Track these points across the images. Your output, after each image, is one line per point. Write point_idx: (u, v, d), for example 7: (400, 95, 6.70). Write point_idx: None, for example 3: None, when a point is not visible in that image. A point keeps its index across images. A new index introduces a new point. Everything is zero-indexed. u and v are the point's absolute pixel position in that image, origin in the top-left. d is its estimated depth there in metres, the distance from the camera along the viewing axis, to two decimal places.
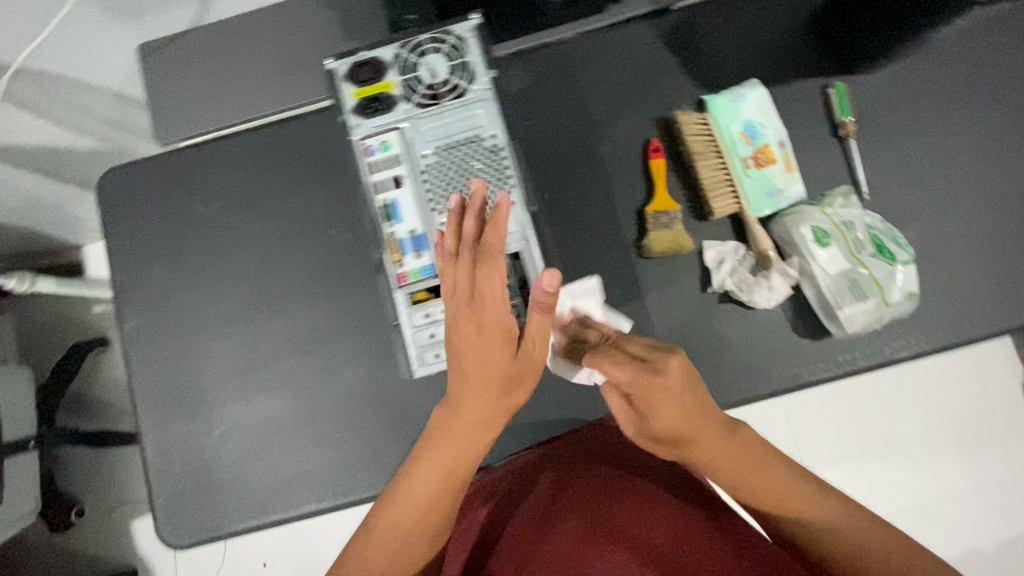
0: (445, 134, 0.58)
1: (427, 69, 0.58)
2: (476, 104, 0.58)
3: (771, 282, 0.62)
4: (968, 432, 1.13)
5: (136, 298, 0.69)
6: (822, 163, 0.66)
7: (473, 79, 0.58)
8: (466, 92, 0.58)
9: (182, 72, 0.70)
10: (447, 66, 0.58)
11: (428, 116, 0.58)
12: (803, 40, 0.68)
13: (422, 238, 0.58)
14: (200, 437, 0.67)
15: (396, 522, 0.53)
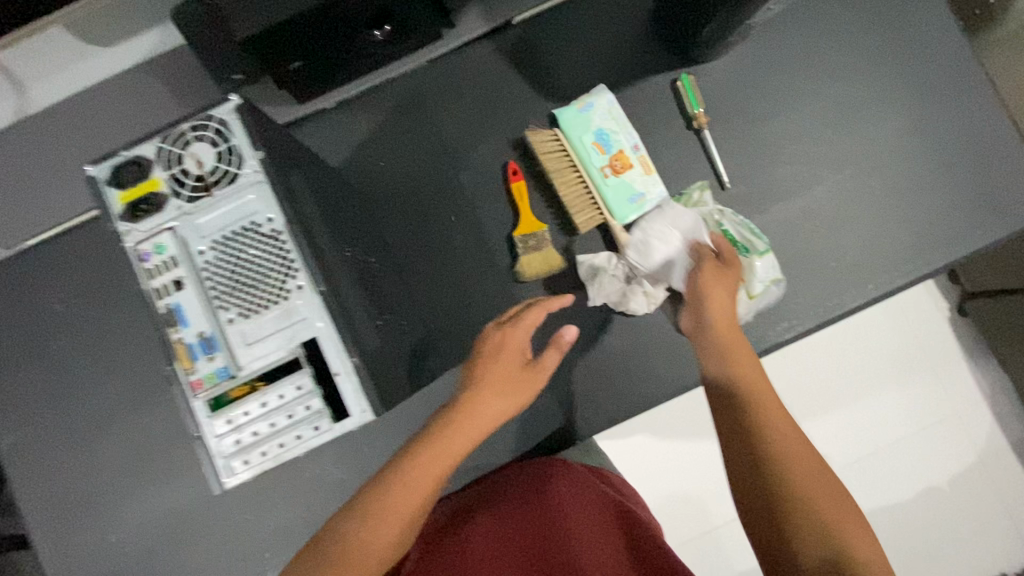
0: (223, 227, 0.41)
1: (194, 158, 0.41)
2: (254, 188, 0.41)
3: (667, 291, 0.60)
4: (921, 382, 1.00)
5: (7, 413, 0.66)
6: (681, 158, 0.65)
7: (247, 160, 0.41)
8: (240, 178, 0.41)
9: (11, 168, 0.66)
10: (216, 154, 0.41)
11: (197, 209, 0.41)
12: (645, 37, 0.67)
13: (210, 341, 0.40)
14: (98, 544, 0.64)
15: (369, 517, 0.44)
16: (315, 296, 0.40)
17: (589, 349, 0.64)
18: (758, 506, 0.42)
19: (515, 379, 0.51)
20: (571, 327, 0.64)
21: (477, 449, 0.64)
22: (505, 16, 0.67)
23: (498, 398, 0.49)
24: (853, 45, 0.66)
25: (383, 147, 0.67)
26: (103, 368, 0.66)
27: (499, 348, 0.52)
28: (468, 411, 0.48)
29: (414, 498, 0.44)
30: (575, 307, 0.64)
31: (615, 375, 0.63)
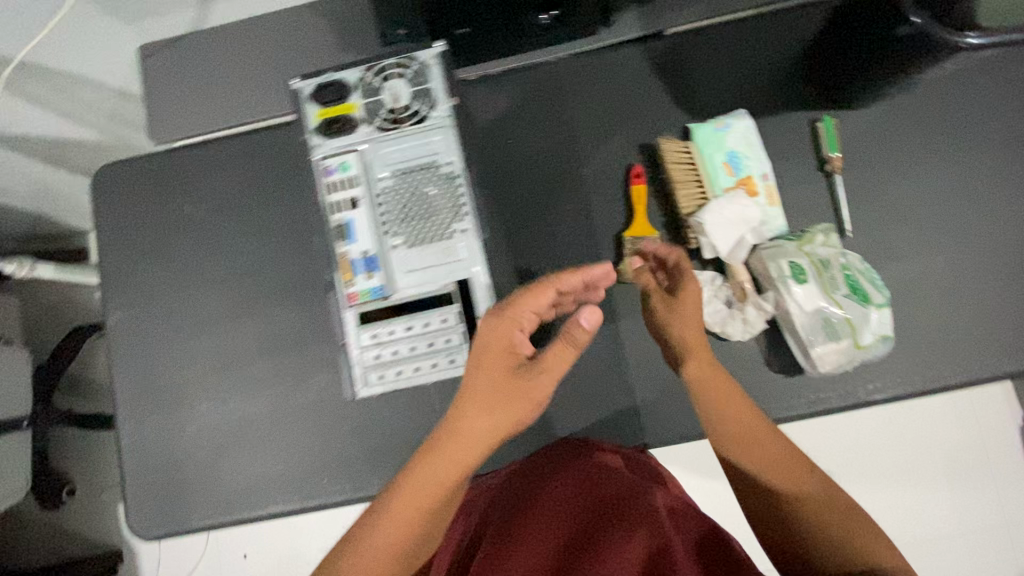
0: (404, 161, 0.52)
1: (391, 91, 0.52)
2: (437, 131, 0.52)
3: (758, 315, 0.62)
4: (971, 476, 0.96)
5: (121, 293, 0.71)
6: (805, 198, 0.65)
7: (434, 105, 0.52)
8: (429, 119, 0.52)
9: (179, 74, 0.72)
10: (411, 90, 0.52)
11: (384, 138, 0.52)
12: (795, 72, 0.67)
13: (374, 260, 0.52)
14: (173, 432, 0.68)
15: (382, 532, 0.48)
16: (471, 237, 0.51)
17: (673, 362, 0.64)
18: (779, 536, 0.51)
19: (502, 389, 0.49)
20: None
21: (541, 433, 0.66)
22: (660, 26, 0.68)
23: (486, 414, 0.48)
24: (1008, 122, 0.65)
25: (523, 121, 0.70)
26: (214, 272, 0.70)
27: (484, 346, 0.49)
28: (456, 430, 0.49)
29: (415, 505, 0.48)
30: None
31: None
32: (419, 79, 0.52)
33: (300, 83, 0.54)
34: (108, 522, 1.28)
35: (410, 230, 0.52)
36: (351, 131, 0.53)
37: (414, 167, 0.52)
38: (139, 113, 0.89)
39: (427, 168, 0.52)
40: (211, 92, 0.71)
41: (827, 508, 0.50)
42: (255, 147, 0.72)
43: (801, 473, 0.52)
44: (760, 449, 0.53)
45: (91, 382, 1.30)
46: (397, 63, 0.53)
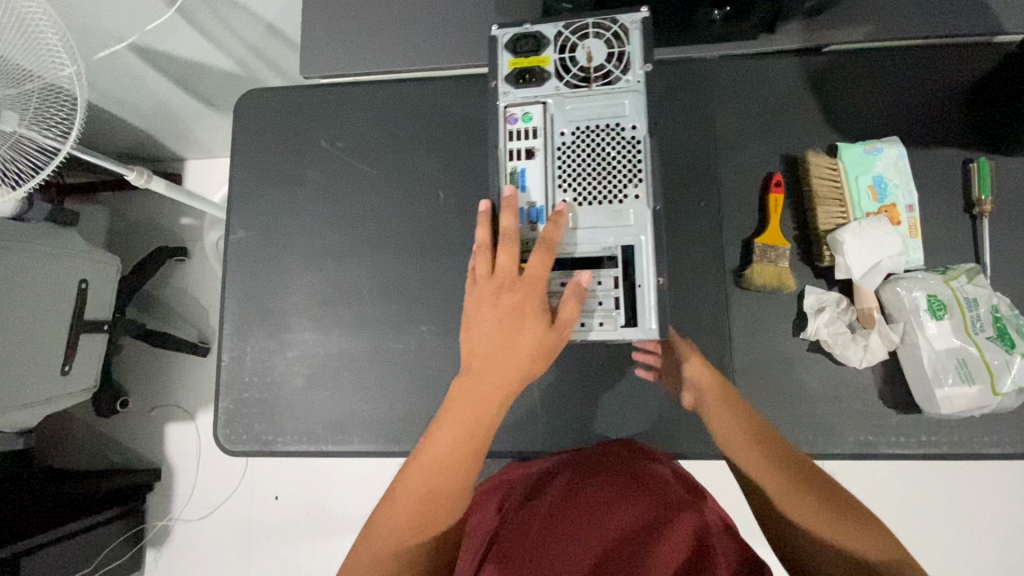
0: (589, 119, 0.54)
1: (588, 52, 0.55)
2: (625, 95, 0.54)
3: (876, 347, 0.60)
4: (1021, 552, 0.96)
5: (246, 213, 0.73)
6: (946, 237, 0.63)
7: (627, 69, 0.54)
8: (618, 81, 0.54)
9: (337, 13, 0.73)
10: (606, 54, 0.55)
11: (575, 96, 0.54)
12: (953, 111, 0.66)
13: (541, 211, 0.53)
14: (273, 355, 0.70)
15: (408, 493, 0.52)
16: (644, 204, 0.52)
17: (782, 377, 0.63)
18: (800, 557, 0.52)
19: (504, 349, 0.49)
20: (773, 349, 0.64)
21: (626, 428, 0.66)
22: (826, 40, 0.66)
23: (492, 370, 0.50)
24: None
25: (681, 112, 0.69)
26: (339, 209, 0.72)
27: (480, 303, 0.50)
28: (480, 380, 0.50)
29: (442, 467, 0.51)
30: (784, 332, 0.64)
31: (798, 412, 0.63)
32: (617, 42, 0.54)
33: (499, 31, 0.56)
34: (153, 439, 1.31)
35: (582, 185, 0.53)
36: (540, 85, 0.55)
37: (597, 127, 0.54)
38: (277, 50, 0.92)
39: (610, 129, 0.53)
40: (365, 36, 0.73)
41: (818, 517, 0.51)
42: (397, 96, 0.74)
43: (797, 489, 0.53)
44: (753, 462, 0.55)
45: (162, 303, 1.34)
46: (596, 25, 0.55)
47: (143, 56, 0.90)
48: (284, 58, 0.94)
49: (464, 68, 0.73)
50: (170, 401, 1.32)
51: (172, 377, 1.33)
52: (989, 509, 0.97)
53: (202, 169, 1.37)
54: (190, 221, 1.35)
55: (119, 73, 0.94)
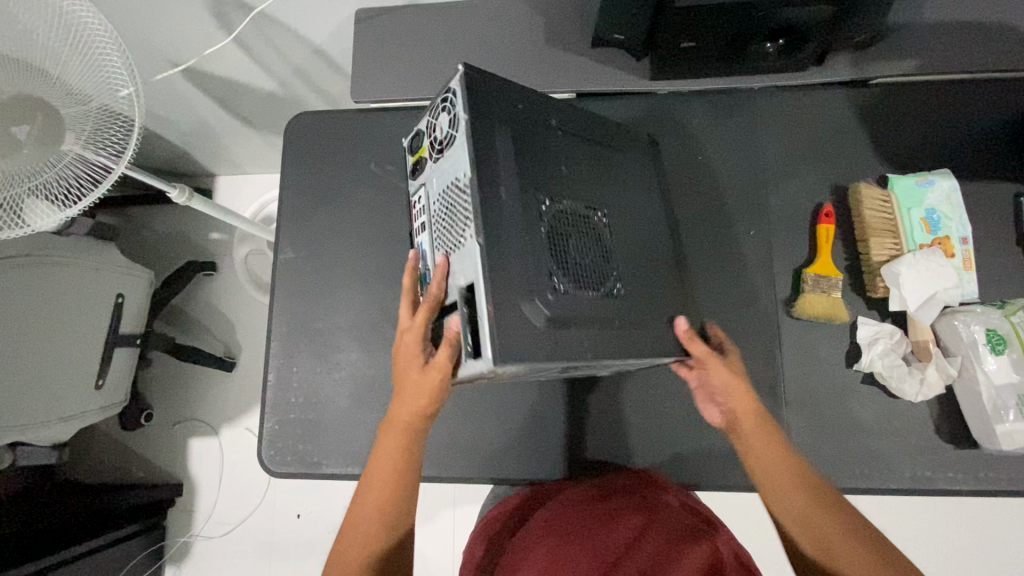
0: (444, 186, 0.52)
1: (440, 127, 0.53)
2: (455, 155, 0.49)
3: (929, 381, 0.59)
4: None
5: (295, 234, 0.74)
6: (1000, 270, 0.63)
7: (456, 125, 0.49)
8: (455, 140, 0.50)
9: (388, 40, 0.75)
10: (448, 120, 0.51)
11: (437, 170, 0.53)
12: (1003, 145, 0.66)
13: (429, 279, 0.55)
14: (319, 376, 0.70)
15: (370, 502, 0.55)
16: (474, 238, 0.46)
17: (835, 408, 0.63)
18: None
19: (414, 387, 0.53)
20: (825, 380, 0.63)
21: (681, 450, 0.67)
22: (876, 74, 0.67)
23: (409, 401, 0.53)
24: None
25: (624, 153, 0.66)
26: (388, 231, 0.73)
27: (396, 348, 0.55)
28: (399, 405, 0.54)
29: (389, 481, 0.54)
30: (836, 363, 0.63)
31: (851, 444, 0.62)
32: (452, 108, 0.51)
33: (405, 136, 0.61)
34: (175, 453, 1.30)
35: (445, 247, 0.51)
36: (423, 171, 0.56)
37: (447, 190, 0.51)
38: (320, 72, 0.94)
39: (451, 187, 0.50)
40: (418, 63, 0.75)
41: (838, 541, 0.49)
42: None
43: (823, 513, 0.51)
44: (776, 478, 0.53)
45: (189, 317, 1.34)
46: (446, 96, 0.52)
47: (189, 77, 0.92)
48: (327, 81, 0.96)
49: None
50: (194, 415, 1.32)
51: (197, 392, 1.33)
52: None
53: (232, 185, 1.39)
54: (219, 236, 1.36)
55: (165, 92, 0.96)
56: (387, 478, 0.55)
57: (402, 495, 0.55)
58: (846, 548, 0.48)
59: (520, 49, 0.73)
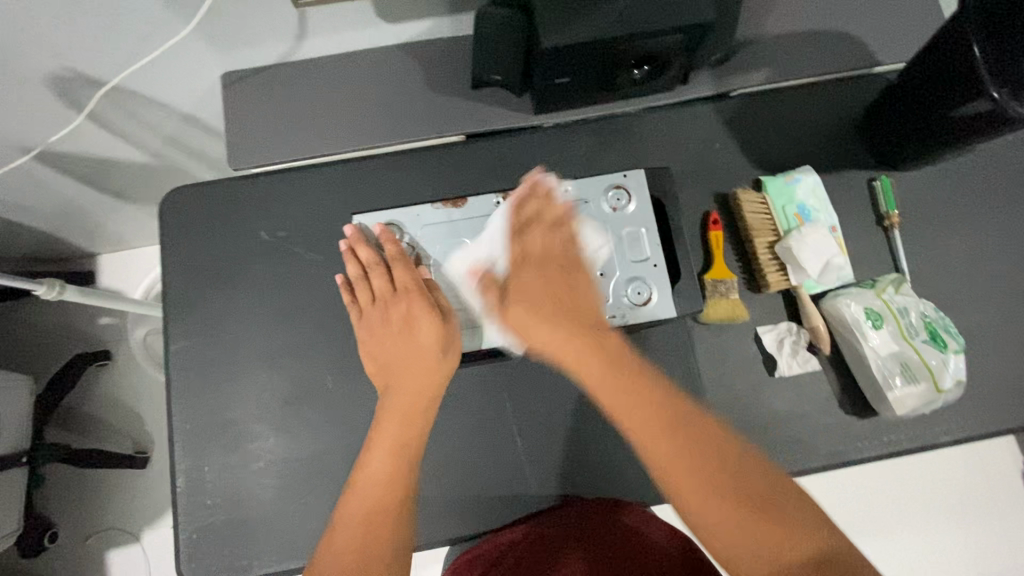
0: (402, 220, 0.68)
1: None
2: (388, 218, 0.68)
3: (815, 366, 0.66)
4: (968, 509, 1.08)
5: (187, 318, 0.68)
6: (866, 249, 0.70)
7: None
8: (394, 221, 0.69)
9: (259, 100, 0.72)
10: None
11: None
12: (849, 135, 0.74)
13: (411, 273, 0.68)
14: (235, 469, 0.64)
15: (346, 529, 0.57)
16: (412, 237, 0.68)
17: (751, 404, 0.66)
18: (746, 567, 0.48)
19: (399, 337, 0.64)
20: (741, 378, 0.67)
21: (647, 472, 0.66)
22: (731, 87, 0.73)
23: (406, 363, 0.63)
24: None
25: (591, 149, 0.74)
26: (292, 299, 0.68)
27: (365, 322, 0.65)
28: (393, 396, 0.62)
29: (367, 508, 0.58)
30: (746, 361, 0.67)
31: (774, 435, 0.65)
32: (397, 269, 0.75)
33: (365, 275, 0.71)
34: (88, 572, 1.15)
35: (412, 242, 0.68)
36: None
37: (399, 224, 0.68)
38: (194, 138, 0.88)
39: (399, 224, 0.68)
40: (298, 118, 0.71)
41: (724, 490, 0.49)
42: (339, 177, 0.72)
43: (721, 470, 0.50)
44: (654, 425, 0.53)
45: (85, 415, 1.20)
46: None
47: (42, 158, 0.83)
48: (203, 145, 0.90)
49: (403, 143, 0.73)
50: (106, 524, 1.17)
51: (106, 497, 1.18)
52: (933, 483, 1.09)
53: (116, 262, 1.27)
54: (109, 320, 1.24)
55: (16, 178, 0.87)
56: (370, 506, 0.58)
57: (388, 523, 0.58)
58: (739, 502, 0.49)
59: (402, 98, 0.72)
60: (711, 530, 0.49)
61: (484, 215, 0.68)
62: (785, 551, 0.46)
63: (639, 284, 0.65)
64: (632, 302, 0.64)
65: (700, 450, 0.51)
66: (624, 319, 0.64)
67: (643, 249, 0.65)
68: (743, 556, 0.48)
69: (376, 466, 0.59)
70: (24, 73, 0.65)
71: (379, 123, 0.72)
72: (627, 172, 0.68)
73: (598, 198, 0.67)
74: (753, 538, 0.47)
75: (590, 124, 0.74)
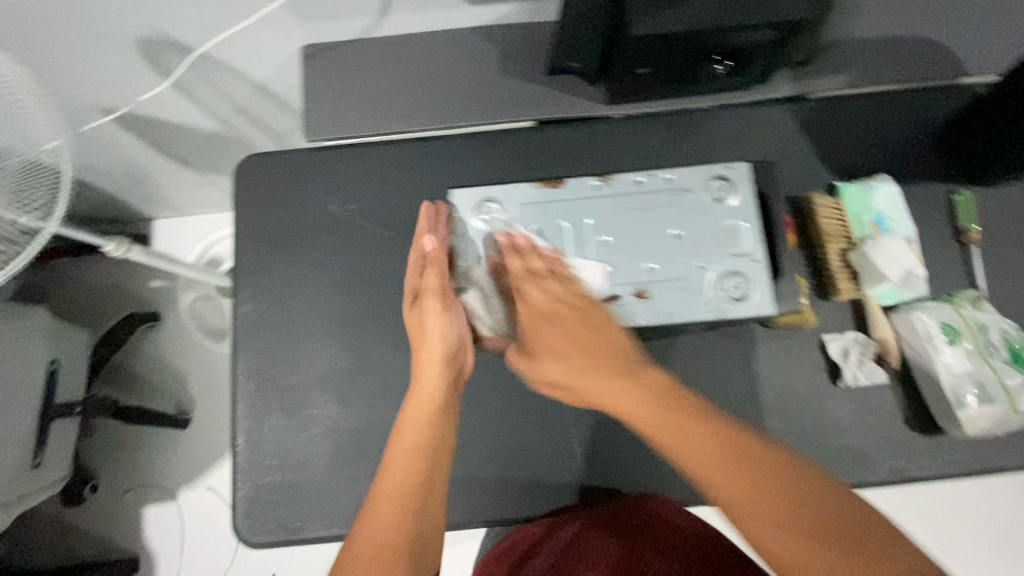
0: (494, 195, 0.66)
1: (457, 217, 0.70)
2: (477, 196, 0.67)
3: (880, 379, 0.65)
4: (1010, 544, 1.04)
5: (254, 283, 0.69)
6: (940, 264, 0.68)
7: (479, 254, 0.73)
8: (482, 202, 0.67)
9: (336, 73, 0.72)
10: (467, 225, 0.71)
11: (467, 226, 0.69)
12: (929, 147, 0.72)
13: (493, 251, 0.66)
14: (293, 433, 0.66)
15: (379, 519, 0.51)
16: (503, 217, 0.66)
17: (811, 411, 0.65)
18: (801, 573, 0.42)
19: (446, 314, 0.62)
20: (802, 385, 0.66)
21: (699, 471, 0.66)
22: (812, 90, 0.72)
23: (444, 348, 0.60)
24: None
25: (662, 143, 0.73)
26: (357, 272, 0.69)
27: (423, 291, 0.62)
28: (425, 382, 0.59)
29: (401, 495, 0.52)
30: (808, 368, 0.66)
31: (832, 445, 0.64)
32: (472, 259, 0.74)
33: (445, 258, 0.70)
34: (125, 525, 1.19)
35: (503, 218, 0.66)
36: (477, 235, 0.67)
37: (491, 200, 0.66)
38: (264, 109, 0.90)
39: (490, 202, 0.66)
40: (373, 93, 0.72)
41: (762, 490, 0.45)
42: (410, 156, 0.73)
43: (760, 462, 0.46)
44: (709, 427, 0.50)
45: (132, 373, 1.24)
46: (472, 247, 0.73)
47: (119, 119, 0.86)
48: (270, 117, 0.92)
49: (475, 126, 0.73)
50: (144, 480, 1.21)
51: (147, 454, 1.22)
52: (975, 513, 1.06)
53: (169, 228, 1.30)
54: (160, 283, 1.27)
55: (93, 138, 0.90)
56: (403, 494, 0.52)
57: (417, 514, 0.52)
58: (785, 505, 0.44)
59: (477, 80, 0.72)
60: (763, 525, 0.43)
61: (581, 196, 0.66)
62: (857, 560, 0.41)
63: (739, 277, 0.62)
64: (730, 296, 0.61)
65: (737, 452, 0.47)
66: (719, 311, 0.61)
67: (743, 242, 0.63)
68: (795, 559, 0.42)
69: (410, 447, 0.55)
70: (117, 34, 0.67)
71: (453, 104, 0.72)
72: (729, 167, 0.66)
73: (700, 188, 0.65)
74: (795, 530, 0.43)
75: (663, 118, 0.73)
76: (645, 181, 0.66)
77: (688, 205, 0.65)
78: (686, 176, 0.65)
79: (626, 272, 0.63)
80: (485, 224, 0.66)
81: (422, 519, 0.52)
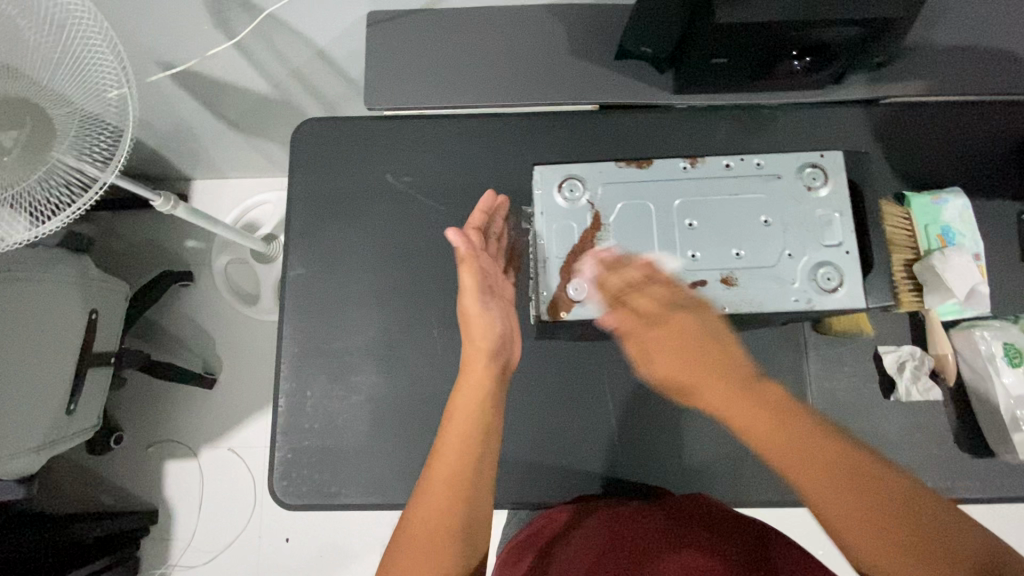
0: (579, 172, 0.59)
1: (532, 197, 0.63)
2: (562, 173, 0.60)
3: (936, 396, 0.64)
4: None
5: (305, 248, 0.69)
6: (1006, 284, 0.66)
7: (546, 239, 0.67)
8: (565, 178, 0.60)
9: (401, 42, 0.71)
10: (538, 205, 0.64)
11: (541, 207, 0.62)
12: (1005, 163, 0.70)
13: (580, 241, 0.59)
14: (335, 400, 0.66)
15: (428, 502, 0.51)
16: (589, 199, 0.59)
17: (860, 422, 0.64)
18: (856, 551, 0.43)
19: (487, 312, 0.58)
20: (853, 395, 0.64)
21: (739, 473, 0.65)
22: (888, 93, 0.70)
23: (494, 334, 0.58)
24: None
25: (725, 138, 0.72)
26: (409, 244, 0.69)
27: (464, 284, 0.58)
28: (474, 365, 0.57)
29: (451, 479, 0.52)
30: (859, 379, 0.65)
31: (880, 459, 0.63)
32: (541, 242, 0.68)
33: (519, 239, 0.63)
34: (146, 478, 1.20)
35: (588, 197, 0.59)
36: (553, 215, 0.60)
37: (575, 177, 0.59)
38: (319, 75, 0.89)
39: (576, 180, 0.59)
40: (437, 65, 0.70)
41: (838, 477, 0.44)
42: (468, 132, 0.72)
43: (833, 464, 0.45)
44: (762, 436, 0.48)
45: (163, 331, 1.25)
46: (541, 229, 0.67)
47: (175, 75, 0.86)
48: (324, 83, 0.91)
49: (537, 106, 0.72)
50: (168, 436, 1.22)
51: (173, 410, 1.23)
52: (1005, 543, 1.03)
53: (208, 189, 1.31)
54: (195, 244, 1.28)
55: (148, 92, 0.90)
56: (453, 477, 0.52)
57: (467, 499, 0.52)
58: (840, 484, 0.44)
59: (543, 60, 0.71)
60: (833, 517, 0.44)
61: (666, 177, 0.59)
62: (895, 539, 0.41)
63: (830, 271, 0.56)
64: (819, 288, 0.55)
65: (832, 450, 0.46)
66: (806, 304, 0.55)
67: (835, 234, 0.57)
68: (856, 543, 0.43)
69: (458, 431, 0.54)
70: None
71: (517, 82, 0.71)
72: (824, 154, 0.59)
73: (791, 177, 0.58)
74: (872, 524, 0.42)
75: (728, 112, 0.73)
76: (734, 166, 0.59)
77: (778, 194, 0.58)
78: (778, 163, 0.59)
79: (712, 259, 0.57)
80: (565, 202, 0.59)
81: (471, 508, 0.52)
